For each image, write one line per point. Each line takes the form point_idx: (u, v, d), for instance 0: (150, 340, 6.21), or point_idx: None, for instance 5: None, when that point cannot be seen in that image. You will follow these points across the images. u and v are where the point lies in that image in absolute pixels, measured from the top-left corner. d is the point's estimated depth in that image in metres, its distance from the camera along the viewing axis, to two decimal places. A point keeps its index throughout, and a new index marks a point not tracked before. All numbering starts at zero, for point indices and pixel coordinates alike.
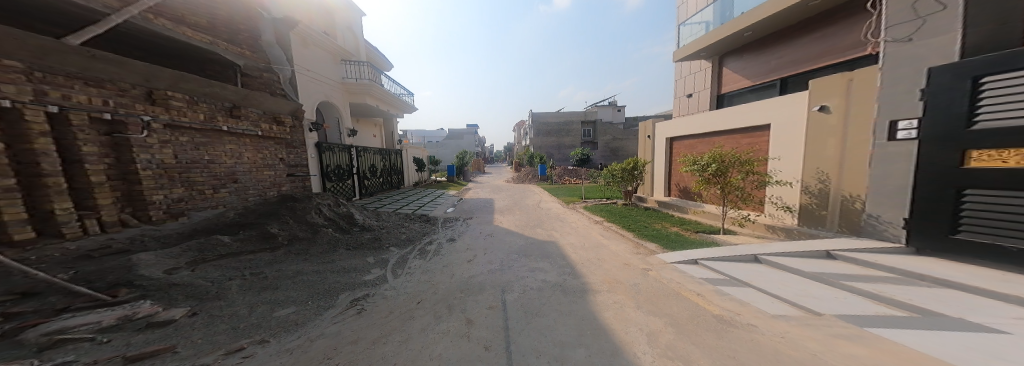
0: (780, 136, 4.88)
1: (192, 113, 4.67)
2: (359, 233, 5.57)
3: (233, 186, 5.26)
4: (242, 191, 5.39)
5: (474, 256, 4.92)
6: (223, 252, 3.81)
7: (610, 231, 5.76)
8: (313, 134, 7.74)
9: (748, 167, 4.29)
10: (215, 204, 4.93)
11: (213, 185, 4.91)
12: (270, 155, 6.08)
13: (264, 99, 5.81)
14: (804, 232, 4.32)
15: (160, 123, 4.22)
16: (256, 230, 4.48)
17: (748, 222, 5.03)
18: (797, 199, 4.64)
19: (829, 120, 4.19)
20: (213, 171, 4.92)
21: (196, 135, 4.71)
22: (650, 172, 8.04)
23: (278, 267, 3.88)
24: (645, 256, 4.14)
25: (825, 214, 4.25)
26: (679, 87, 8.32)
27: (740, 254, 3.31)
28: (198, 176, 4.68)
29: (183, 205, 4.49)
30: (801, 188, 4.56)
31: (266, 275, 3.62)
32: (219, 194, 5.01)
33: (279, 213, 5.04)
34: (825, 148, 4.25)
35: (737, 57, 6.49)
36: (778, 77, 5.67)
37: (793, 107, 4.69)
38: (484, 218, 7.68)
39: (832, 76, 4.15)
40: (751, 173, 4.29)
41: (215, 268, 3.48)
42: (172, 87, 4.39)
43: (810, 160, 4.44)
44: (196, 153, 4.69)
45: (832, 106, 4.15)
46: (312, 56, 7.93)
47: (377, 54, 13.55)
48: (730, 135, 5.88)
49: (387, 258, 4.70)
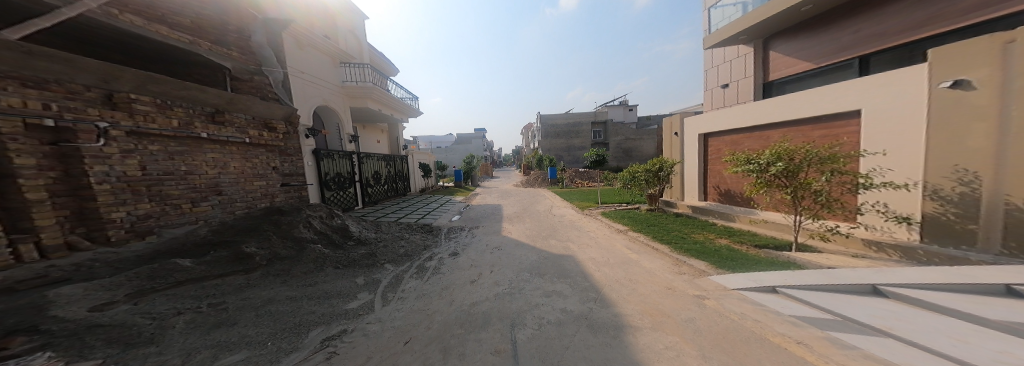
0: (880, 123, 3.68)
1: (163, 119, 4.17)
2: (353, 249, 4.90)
3: (216, 199, 4.75)
4: (227, 204, 4.89)
5: (479, 275, 4.18)
6: (181, 278, 3.23)
7: (637, 244, 4.88)
8: (310, 140, 7.19)
9: (833, 165, 3.30)
10: (194, 219, 4.43)
11: (191, 198, 4.40)
12: (261, 164, 5.58)
13: (252, 103, 5.33)
14: (941, 254, 3.02)
15: (121, 130, 3.69)
16: (228, 251, 3.89)
17: (835, 236, 3.78)
18: (917, 207, 3.36)
19: (971, 100, 2.92)
20: (191, 183, 4.42)
21: (170, 143, 4.21)
22: (680, 174, 7.10)
23: (247, 293, 3.21)
24: (693, 278, 3.26)
25: (976, 229, 2.93)
26: (710, 78, 7.35)
27: (847, 282, 2.43)
28: (173, 189, 4.18)
29: (151, 222, 3.93)
30: (925, 193, 3.28)
31: (228, 304, 2.96)
32: (199, 208, 4.50)
33: (262, 228, 4.48)
34: (968, 139, 2.95)
35: (793, 36, 5.48)
36: (856, 56, 4.62)
37: (903, 86, 3.45)
38: (492, 227, 6.95)
39: (975, 39, 2.89)
40: (840, 172, 3.28)
41: (166, 300, 2.87)
42: (136, 89, 3.89)
43: (936, 157, 3.18)
44: (170, 163, 4.18)
45: (976, 79, 2.88)
46: (307, 57, 7.46)
47: (381, 58, 13.19)
48: (792, 127, 4.79)
49: (380, 279, 4.03)
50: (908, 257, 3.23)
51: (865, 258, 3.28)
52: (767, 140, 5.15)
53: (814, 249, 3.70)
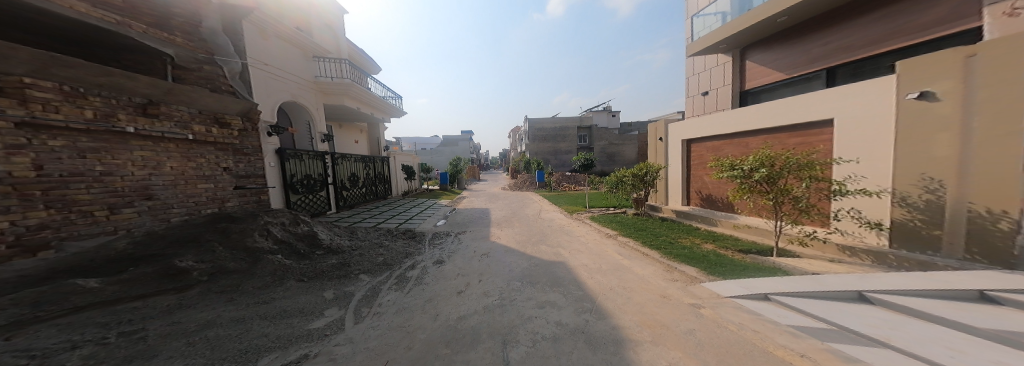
0: (852, 132, 3.88)
1: (71, 108, 3.34)
2: (323, 259, 4.47)
3: (145, 204, 3.94)
4: (159, 210, 4.09)
5: (466, 286, 3.92)
6: (84, 301, 2.54)
7: (629, 250, 4.86)
8: (272, 139, 6.58)
9: (810, 171, 3.35)
10: (111, 228, 3.57)
11: (108, 204, 3.59)
12: (208, 164, 4.85)
13: (193, 93, 4.54)
14: (911, 259, 3.19)
15: (8, 120, 2.87)
16: (154, 266, 3.17)
17: (813, 241, 3.94)
18: (887, 213, 3.55)
19: (936, 111, 3.13)
20: (109, 185, 3.61)
21: (80, 138, 3.40)
22: (664, 179, 7.26)
23: (182, 315, 2.72)
24: (686, 286, 3.27)
25: (942, 234, 3.12)
26: (691, 86, 7.60)
27: (835, 289, 2.45)
28: (83, 193, 3.37)
29: (49, 233, 3.10)
30: (894, 200, 3.47)
31: (151, 330, 2.43)
32: (120, 215, 3.68)
33: (201, 238, 3.80)
34: (935, 148, 3.15)
35: (769, 47, 5.74)
36: (824, 67, 4.91)
37: (872, 98, 3.67)
38: (480, 232, 6.70)
39: (938, 53, 3.11)
40: (817, 179, 3.33)
41: (57, 331, 2.22)
42: (37, 72, 3.08)
43: (906, 165, 3.37)
44: (80, 161, 3.38)
45: (941, 91, 3.09)
46: (273, 49, 6.86)
47: (361, 54, 12.59)
48: (770, 134, 4.98)
49: (353, 292, 3.66)
50: (880, 261, 3.41)
51: (843, 263, 3.42)
52: (746, 147, 5.35)
53: (795, 254, 3.81)
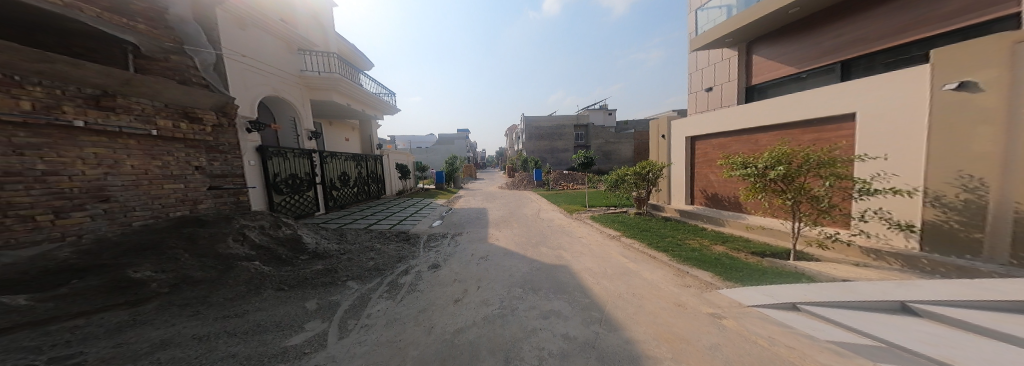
0: (882, 126, 3.71)
1: (7, 99, 2.98)
2: (307, 264, 4.12)
3: (100, 207, 3.63)
4: (116, 213, 3.77)
5: (464, 292, 3.63)
6: (9, 322, 2.15)
7: (634, 252, 4.64)
8: (252, 136, 6.16)
9: (832, 169, 3.08)
10: (58, 234, 3.24)
11: (53, 207, 3.25)
12: (175, 162, 4.53)
13: (156, 85, 4.25)
14: (946, 264, 3.06)
15: None
16: (102, 278, 2.78)
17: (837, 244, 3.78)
18: (919, 215, 3.41)
19: (977, 102, 2.95)
20: (53, 186, 3.28)
21: (18, 132, 3.05)
22: (667, 177, 7.08)
23: (132, 334, 2.36)
24: (701, 292, 3.08)
25: (984, 237, 2.96)
26: (694, 82, 7.40)
27: (875, 300, 2.23)
28: (21, 196, 3.04)
29: None
30: (927, 200, 3.34)
31: (89, 355, 2.06)
32: (68, 219, 3.34)
33: (162, 245, 3.38)
34: (975, 144, 2.98)
35: (776, 41, 5.58)
36: (840, 59, 4.72)
37: (904, 89, 3.50)
38: (477, 233, 6.39)
39: (981, 40, 2.92)
40: (838, 178, 3.06)
41: None
42: None
43: (941, 162, 3.22)
44: (17, 159, 3.03)
45: (982, 81, 2.91)
46: (251, 39, 6.43)
47: (352, 49, 12.11)
48: (784, 129, 4.83)
49: (339, 301, 3.33)
50: (910, 265, 3.29)
51: (868, 266, 3.25)
52: (756, 143, 5.21)
53: (814, 256, 3.65)
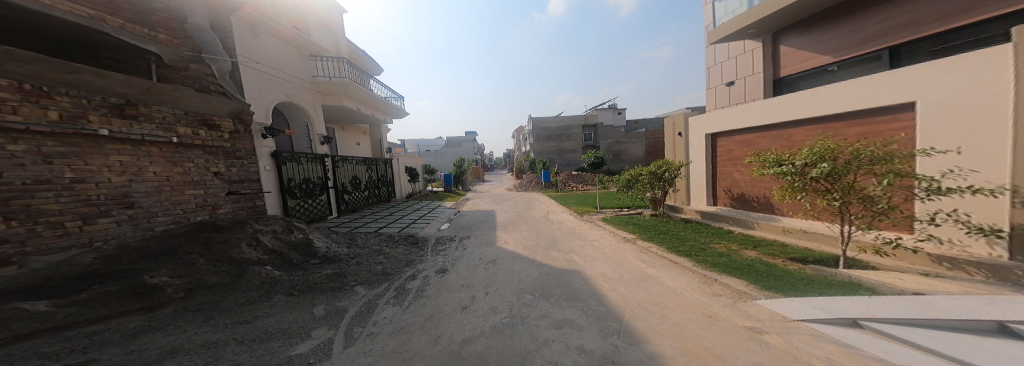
0: (954, 114, 3.22)
1: (35, 109, 2.96)
2: (317, 269, 4.08)
3: (125, 213, 3.56)
4: (142, 220, 3.71)
5: (472, 299, 3.48)
6: (26, 328, 2.08)
7: (652, 256, 4.35)
8: (267, 141, 6.27)
9: (889, 165, 2.67)
10: (85, 240, 3.16)
11: (82, 214, 3.19)
12: (196, 168, 4.50)
13: (178, 93, 4.22)
14: None
15: None
16: (121, 283, 2.68)
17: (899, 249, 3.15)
18: (1010, 219, 2.87)
19: None
20: (80, 193, 3.21)
21: (46, 141, 3.02)
22: (685, 177, 6.71)
23: (143, 341, 2.23)
24: (734, 303, 2.77)
25: None
26: (712, 76, 7.01)
27: (962, 319, 1.90)
28: (51, 203, 2.98)
29: (13, 247, 2.69)
30: (1016, 200, 2.83)
31: (99, 363, 1.97)
32: (96, 225, 3.28)
33: (179, 251, 3.35)
34: None
35: (809, 29, 5.14)
36: (882, 47, 4.29)
37: (974, 71, 3.04)
38: (485, 237, 6.24)
39: None
40: (900, 175, 2.62)
41: None
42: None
43: None
44: (46, 167, 2.99)
45: None
46: (264, 46, 6.59)
47: (361, 55, 12.34)
48: (822, 123, 4.41)
49: (346, 307, 3.24)
50: (998, 277, 2.76)
51: (942, 278, 2.68)
52: (789, 139, 4.81)
53: (870, 263, 3.13)
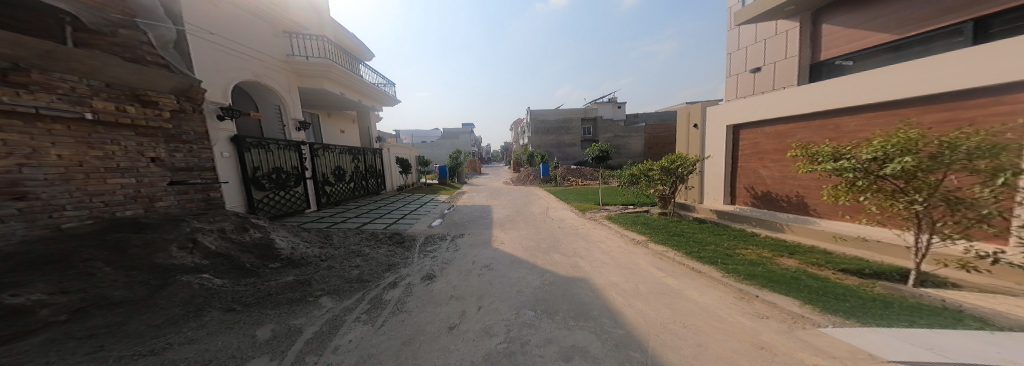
0: None
1: None
2: (275, 276, 3.38)
3: (14, 205, 2.79)
4: (39, 213, 2.94)
5: (462, 315, 2.83)
6: None
7: (669, 263, 3.78)
8: (224, 125, 5.45)
9: (997, 161, 2.12)
10: None
11: None
12: (125, 153, 3.73)
13: (93, 61, 3.43)
14: None
15: None
16: None
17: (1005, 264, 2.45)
18: None
19: None
20: None
21: None
22: (699, 173, 6.19)
23: None
24: (789, 328, 2.19)
25: None
26: (735, 63, 6.41)
27: None
28: None
29: None
30: None
31: None
32: None
33: (74, 258, 2.61)
34: None
35: (860, 6, 4.50)
36: (965, 18, 3.60)
37: None
38: (480, 235, 5.60)
39: None
40: (1014, 175, 2.04)
41: None
42: None
43: None
44: None
45: None
46: (225, 16, 5.69)
47: (349, 37, 11.36)
48: (888, 109, 3.78)
49: (302, 327, 2.54)
50: None
51: None
52: (835, 128, 4.26)
53: (949, 280, 2.62)
